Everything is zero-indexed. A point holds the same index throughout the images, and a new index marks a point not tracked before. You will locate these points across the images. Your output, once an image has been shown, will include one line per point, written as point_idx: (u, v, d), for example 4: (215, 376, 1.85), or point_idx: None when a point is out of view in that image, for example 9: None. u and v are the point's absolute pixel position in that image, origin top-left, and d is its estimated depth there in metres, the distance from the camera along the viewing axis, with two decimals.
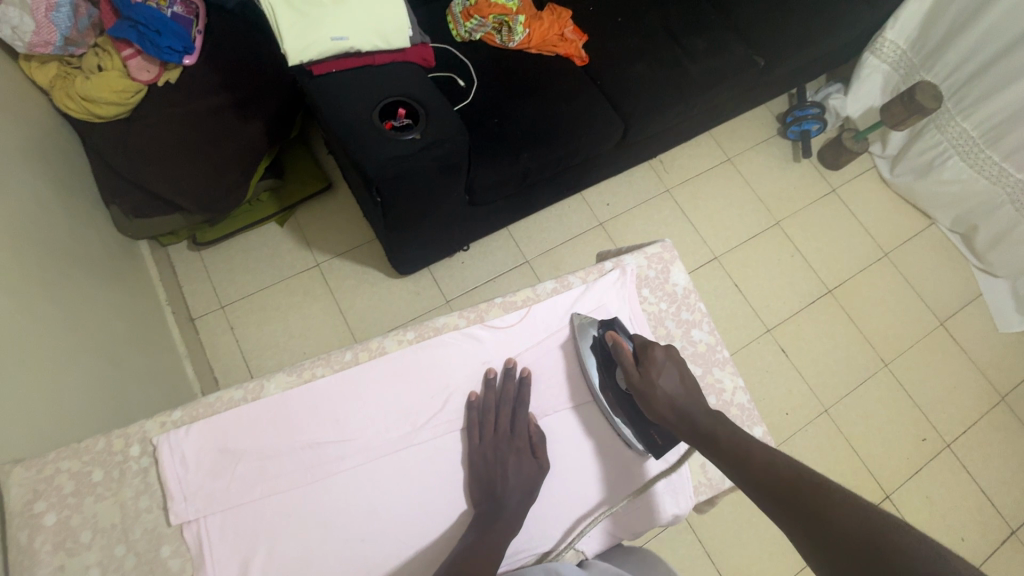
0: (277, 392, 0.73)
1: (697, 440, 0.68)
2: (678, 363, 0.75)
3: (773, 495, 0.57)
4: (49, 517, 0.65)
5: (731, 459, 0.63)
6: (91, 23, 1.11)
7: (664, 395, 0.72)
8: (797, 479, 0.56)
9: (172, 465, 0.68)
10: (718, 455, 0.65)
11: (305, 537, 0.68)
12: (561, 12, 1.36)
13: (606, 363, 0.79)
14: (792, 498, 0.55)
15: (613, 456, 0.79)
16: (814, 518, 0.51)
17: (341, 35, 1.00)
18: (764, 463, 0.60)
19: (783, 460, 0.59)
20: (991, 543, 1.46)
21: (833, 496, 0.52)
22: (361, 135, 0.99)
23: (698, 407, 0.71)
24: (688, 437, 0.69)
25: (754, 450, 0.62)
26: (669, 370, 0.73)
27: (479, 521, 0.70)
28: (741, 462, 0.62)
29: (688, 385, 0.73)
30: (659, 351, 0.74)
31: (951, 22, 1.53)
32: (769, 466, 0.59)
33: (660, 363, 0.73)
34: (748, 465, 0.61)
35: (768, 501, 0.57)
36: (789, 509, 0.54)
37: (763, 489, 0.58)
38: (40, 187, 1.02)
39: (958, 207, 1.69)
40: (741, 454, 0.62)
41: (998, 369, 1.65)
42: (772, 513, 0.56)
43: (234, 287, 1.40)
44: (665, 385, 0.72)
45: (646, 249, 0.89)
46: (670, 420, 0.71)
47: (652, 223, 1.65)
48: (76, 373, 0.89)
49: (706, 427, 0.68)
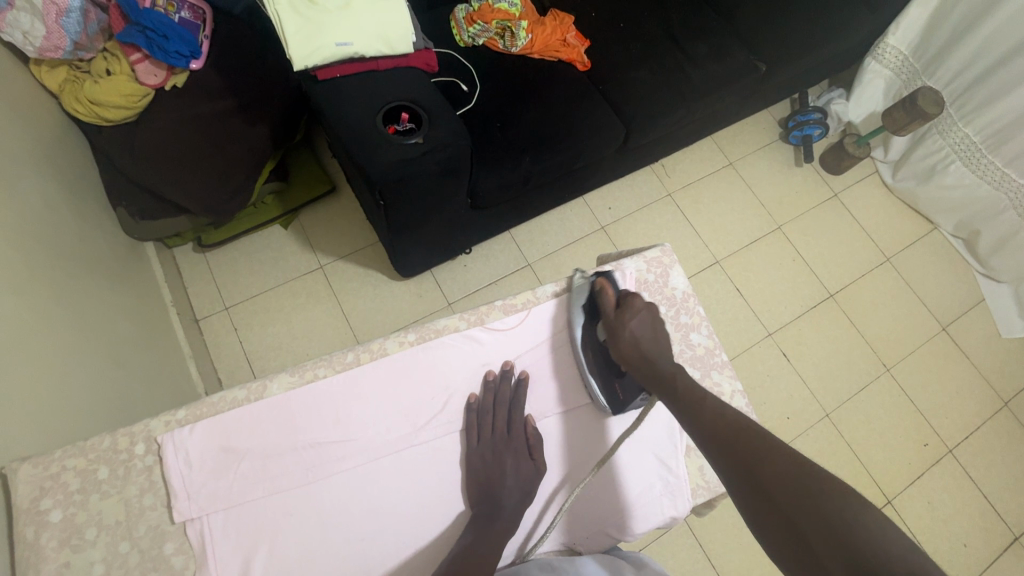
0: (280, 393, 0.74)
1: (651, 382, 0.68)
2: (654, 314, 0.74)
3: (716, 440, 0.58)
4: (55, 514, 0.66)
5: (681, 402, 0.64)
6: (100, 28, 1.12)
7: (631, 335, 0.72)
8: (742, 425, 0.58)
9: (176, 464, 0.69)
10: (671, 394, 0.65)
11: (304, 536, 0.69)
12: (564, 18, 1.37)
13: (592, 314, 0.80)
14: (736, 444, 0.56)
15: (586, 422, 0.81)
16: (753, 469, 0.54)
17: (345, 41, 1.02)
18: (711, 408, 0.61)
19: (727, 406, 0.61)
20: (993, 549, 1.45)
21: (773, 447, 0.54)
22: (364, 139, 1.01)
23: (662, 353, 0.71)
24: (646, 379, 0.69)
25: (702, 395, 0.63)
26: (644, 318, 0.73)
27: (476, 521, 0.71)
28: (689, 404, 0.63)
29: (656, 334, 0.72)
30: (641, 300, 0.74)
31: (953, 28, 1.54)
32: (716, 411, 0.60)
33: (636, 309, 0.73)
34: (696, 408, 0.62)
35: (710, 444, 0.58)
36: (730, 456, 0.56)
37: (706, 434, 0.59)
38: (48, 190, 1.04)
39: (960, 212, 1.69)
40: (691, 394, 0.64)
41: (1001, 374, 1.65)
42: (709, 453, 0.59)
43: (238, 289, 1.41)
44: (636, 327, 0.72)
45: (646, 252, 0.90)
46: (633, 362, 0.71)
47: (654, 227, 1.66)
48: (82, 373, 0.90)
49: (665, 371, 0.68)
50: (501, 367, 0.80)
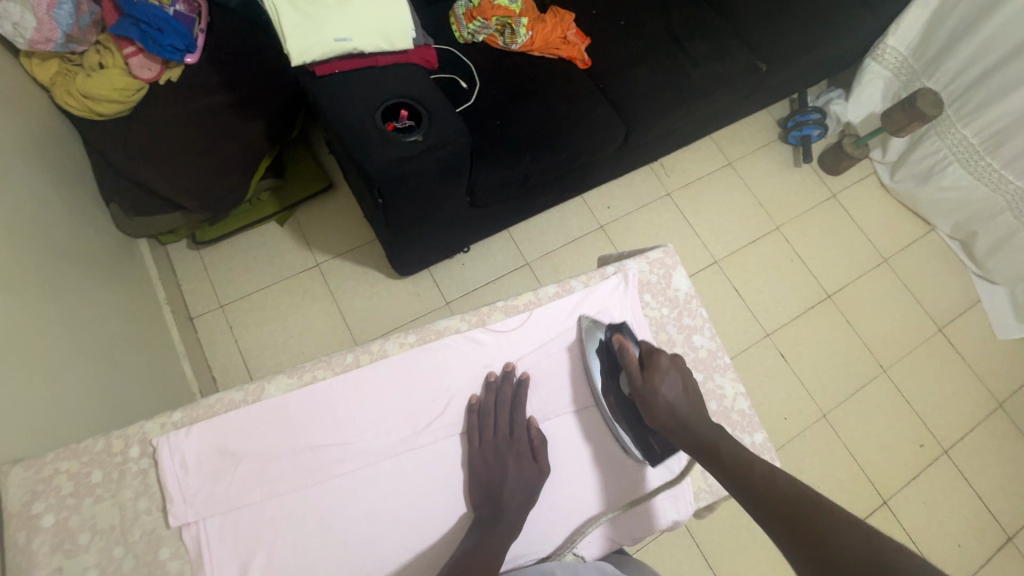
0: (278, 395, 0.73)
1: (694, 449, 0.67)
2: (682, 373, 0.73)
3: (771, 512, 0.56)
4: (47, 518, 0.64)
5: (731, 471, 0.62)
6: (92, 21, 1.10)
7: (665, 402, 0.70)
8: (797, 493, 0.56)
9: (171, 467, 0.68)
10: (717, 466, 0.64)
11: (303, 540, 0.68)
12: (564, 15, 1.36)
13: (612, 366, 0.78)
14: (793, 516, 0.54)
15: (620, 468, 0.79)
16: (812, 541, 0.51)
17: (344, 36, 1.00)
18: (763, 477, 0.59)
19: (782, 475, 0.59)
20: (988, 549, 1.46)
21: (831, 516, 0.52)
22: (363, 136, 0.99)
23: (700, 419, 0.69)
24: (687, 446, 0.68)
25: (753, 462, 0.61)
26: (672, 378, 0.71)
27: (478, 524, 0.70)
28: (739, 473, 0.61)
29: (690, 397, 0.71)
30: (664, 358, 0.73)
31: (952, 30, 1.54)
32: (768, 481, 0.59)
33: (664, 370, 0.72)
34: (748, 479, 0.60)
35: (766, 517, 0.56)
36: (788, 527, 0.54)
37: (757, 499, 0.58)
38: (39, 185, 1.02)
39: (957, 214, 1.70)
40: (737, 461, 0.62)
41: (996, 376, 1.66)
42: (765, 522, 0.57)
43: (233, 286, 1.39)
44: (667, 392, 0.71)
45: (648, 254, 0.89)
46: (669, 428, 0.69)
47: (652, 227, 1.65)
48: (74, 373, 0.88)
49: (707, 438, 0.66)
50: (503, 368, 0.79)
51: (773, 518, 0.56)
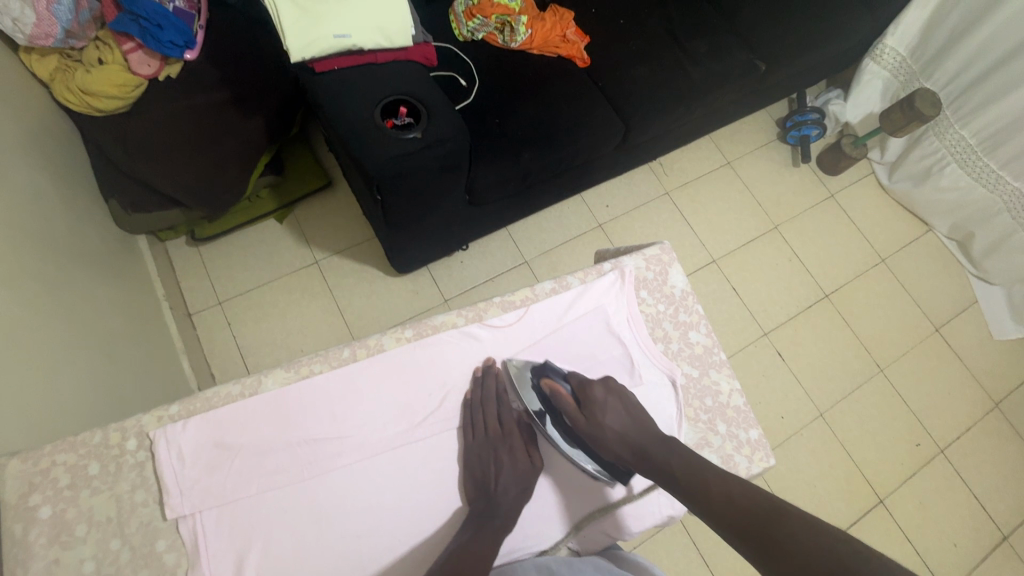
0: (275, 388, 0.73)
1: (654, 476, 0.67)
2: (619, 397, 0.74)
3: (734, 529, 0.57)
4: (44, 510, 0.65)
5: (690, 490, 0.63)
6: (92, 17, 1.10)
7: (614, 432, 0.71)
8: (757, 503, 0.57)
9: (168, 460, 0.68)
10: (674, 486, 0.64)
11: (300, 532, 0.68)
12: (563, 13, 1.36)
13: (548, 412, 0.76)
14: (756, 530, 0.55)
15: (583, 484, 0.78)
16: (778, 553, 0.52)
17: (343, 33, 1.01)
18: (721, 493, 0.60)
19: (739, 487, 0.60)
20: (983, 549, 1.47)
21: (790, 525, 0.53)
22: (361, 133, 1.00)
23: (649, 435, 0.70)
24: (644, 472, 0.68)
25: (708, 477, 0.63)
26: (612, 408, 0.72)
27: (472, 519, 0.70)
28: (697, 489, 0.62)
29: (633, 416, 0.72)
30: (598, 389, 0.73)
31: (951, 30, 1.54)
32: (727, 496, 0.60)
33: (602, 402, 0.72)
34: (708, 499, 0.61)
35: (732, 534, 0.57)
36: (754, 544, 0.55)
37: (720, 518, 0.59)
38: (38, 180, 1.02)
39: (955, 214, 1.70)
40: (693, 479, 0.63)
41: (993, 376, 1.66)
42: (732, 540, 0.58)
43: (232, 283, 1.39)
44: (612, 422, 0.71)
45: (644, 250, 0.89)
46: (624, 456, 0.70)
47: (651, 225, 1.66)
48: (71, 367, 0.88)
49: (660, 457, 0.67)
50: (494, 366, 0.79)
51: (738, 536, 0.56)
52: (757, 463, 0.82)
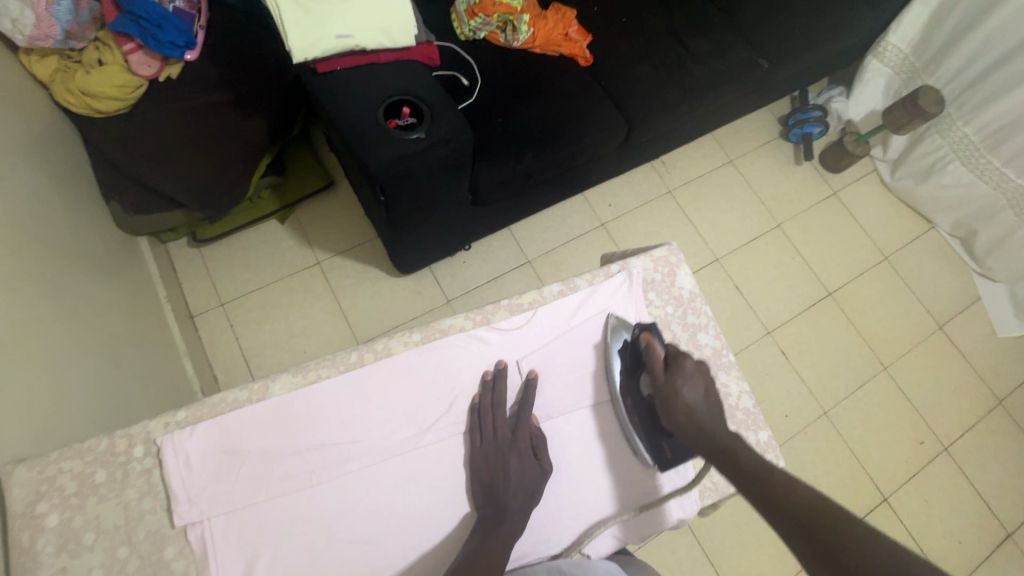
0: (282, 393, 0.73)
1: (710, 452, 0.63)
2: (706, 377, 0.70)
3: (801, 532, 0.51)
4: (51, 518, 0.64)
5: (751, 478, 0.58)
6: (92, 17, 1.09)
7: (684, 403, 0.67)
8: (826, 508, 0.52)
9: (176, 466, 0.67)
10: (735, 473, 0.59)
11: (308, 539, 0.68)
12: (566, 12, 1.35)
13: (634, 365, 0.78)
14: (818, 532, 0.50)
15: (632, 476, 0.79)
16: (849, 566, 0.47)
17: (346, 33, 1.00)
18: (787, 491, 0.54)
19: (806, 488, 0.54)
20: (987, 546, 1.47)
21: (864, 539, 0.48)
22: (364, 133, 0.99)
23: (716, 423, 0.66)
24: (701, 449, 0.64)
25: (772, 471, 0.57)
26: (695, 381, 0.68)
27: (482, 525, 0.70)
28: (759, 484, 0.57)
29: (710, 401, 0.68)
30: (690, 361, 0.70)
31: (954, 27, 1.54)
32: (793, 494, 0.54)
33: (689, 371, 0.69)
34: (770, 493, 0.55)
35: (789, 531, 0.52)
36: (818, 551, 0.49)
37: (781, 515, 0.53)
38: (38, 183, 1.01)
39: (958, 212, 1.70)
40: (757, 469, 0.58)
41: (996, 373, 1.66)
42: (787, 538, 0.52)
43: (234, 285, 1.39)
44: (688, 394, 0.68)
45: (652, 251, 0.88)
46: (685, 429, 0.66)
47: (654, 224, 1.65)
48: (75, 372, 0.88)
49: (727, 441, 0.63)
50: (522, 376, 0.78)
51: (797, 534, 0.51)
52: None
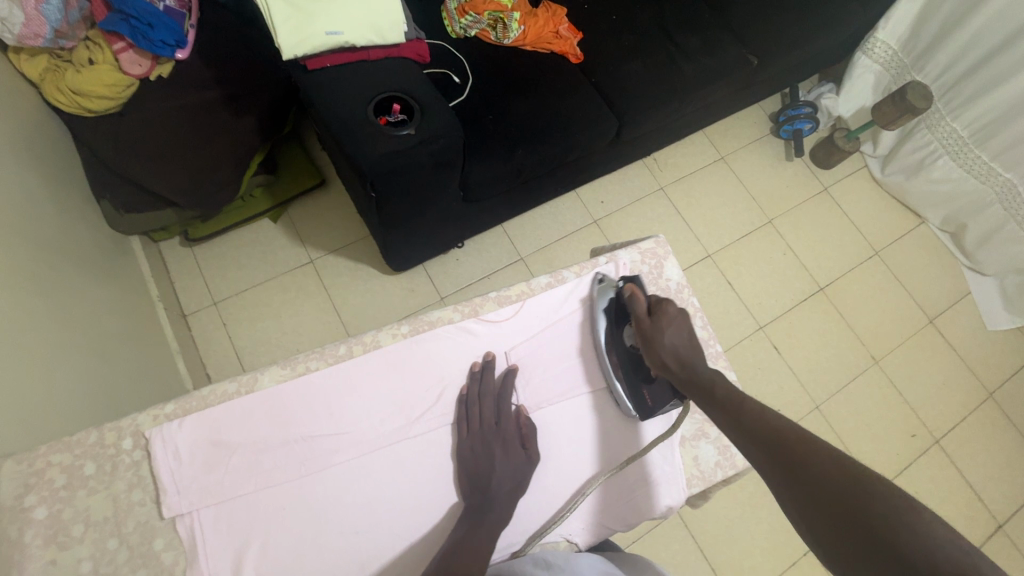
0: (271, 385, 0.73)
1: (692, 390, 0.66)
2: (690, 321, 0.71)
3: (761, 449, 0.54)
4: (40, 511, 0.64)
5: (727, 406, 0.60)
6: (81, 16, 1.09)
7: (669, 346, 0.69)
8: (788, 429, 0.54)
9: (165, 458, 0.68)
10: (709, 401, 0.62)
11: (298, 531, 0.68)
12: (556, 9, 1.36)
13: (619, 318, 0.79)
14: (779, 449, 0.53)
15: (614, 428, 0.81)
16: (802, 477, 0.50)
17: (335, 30, 1.00)
18: (754, 413, 0.57)
19: (771, 412, 0.57)
20: (979, 537, 1.48)
21: (820, 456, 0.50)
22: (353, 130, 0.99)
23: (701, 361, 0.68)
24: (686, 387, 0.67)
25: (742, 397, 0.60)
26: (680, 325, 0.70)
27: (468, 515, 0.70)
28: (728, 408, 0.60)
29: (693, 341, 0.70)
30: (674, 307, 0.71)
31: (941, 22, 1.55)
32: (758, 416, 0.57)
33: (672, 316, 0.70)
34: (736, 414, 0.58)
35: (752, 449, 0.55)
36: (776, 465, 0.52)
37: (747, 436, 0.56)
38: (27, 179, 1.01)
39: (947, 206, 1.71)
40: (728, 395, 0.61)
41: (987, 366, 1.67)
42: (753, 457, 0.55)
43: (227, 283, 1.39)
44: (672, 336, 0.69)
45: (640, 243, 0.89)
46: (669, 369, 0.69)
47: (647, 221, 1.66)
48: (66, 369, 0.88)
49: (704, 375, 0.65)
50: (504, 368, 0.79)
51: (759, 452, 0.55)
52: None
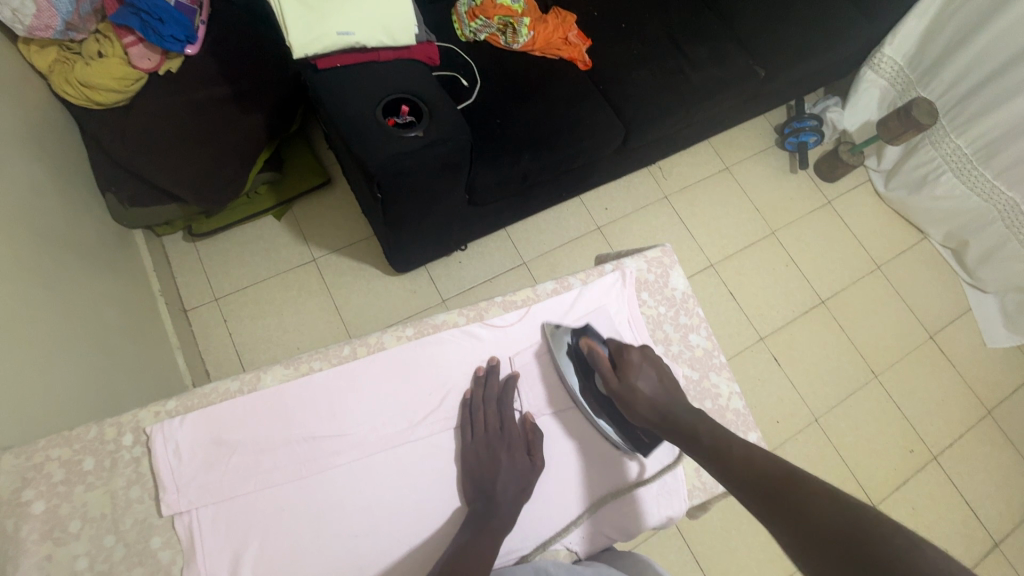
0: (274, 385, 0.73)
1: (676, 437, 0.69)
2: (654, 364, 0.76)
3: (754, 489, 0.57)
4: (38, 505, 0.64)
5: (712, 454, 0.63)
6: (93, 9, 1.09)
7: (645, 398, 0.72)
8: (779, 470, 0.57)
9: (164, 456, 0.67)
10: (698, 448, 0.65)
11: (296, 532, 0.68)
12: (566, 16, 1.37)
13: (585, 370, 0.79)
14: (769, 487, 0.55)
15: (603, 459, 0.79)
16: (791, 507, 0.51)
17: (347, 30, 1.00)
18: (743, 458, 0.60)
19: (761, 455, 0.60)
20: (975, 555, 1.47)
21: (807, 489, 0.52)
22: (362, 130, 0.99)
23: (678, 401, 0.72)
24: (666, 432, 0.70)
25: (732, 443, 0.63)
26: (647, 371, 0.74)
27: (472, 519, 0.69)
28: (718, 455, 0.63)
29: (665, 382, 0.74)
30: (636, 354, 0.75)
31: (948, 40, 1.56)
32: (747, 459, 0.60)
33: (637, 365, 0.74)
34: (725, 461, 0.61)
35: (747, 492, 0.57)
36: (767, 502, 0.54)
37: (739, 481, 0.59)
38: (32, 170, 1.00)
39: (950, 223, 1.72)
40: (717, 441, 0.64)
41: (985, 383, 1.67)
42: (749, 501, 0.57)
43: (229, 279, 1.39)
44: (643, 385, 0.73)
45: (646, 252, 0.89)
46: (654, 422, 0.71)
47: (650, 228, 1.66)
48: (66, 362, 0.88)
49: (685, 421, 0.69)
50: (508, 373, 0.79)
51: (751, 494, 0.57)
52: None
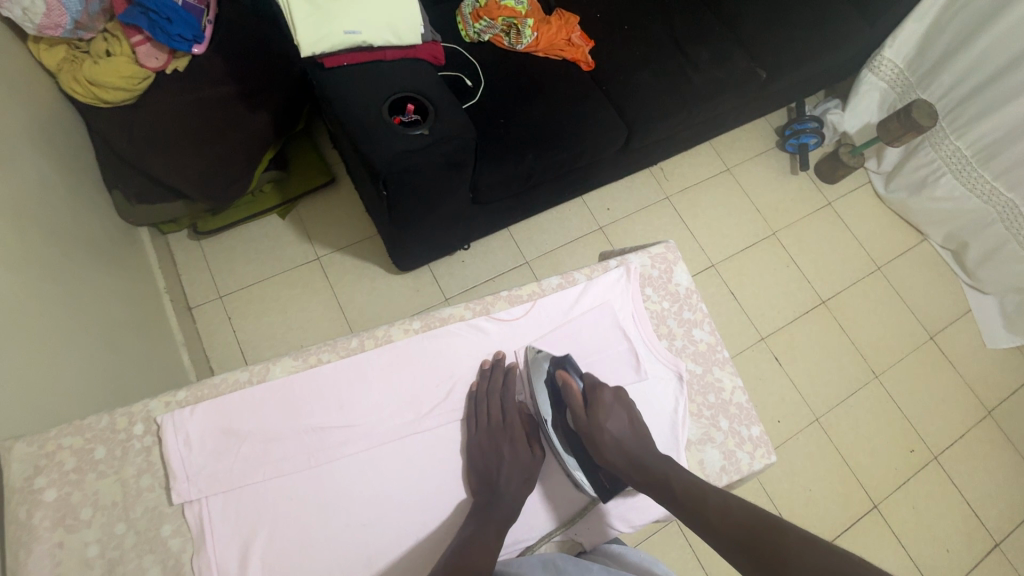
0: (283, 376, 0.74)
1: (648, 487, 0.66)
2: (625, 405, 0.74)
3: (736, 546, 0.55)
4: (50, 493, 0.65)
5: (688, 508, 0.61)
6: (102, 8, 1.09)
7: (612, 438, 0.70)
8: (756, 519, 0.56)
9: (175, 445, 0.68)
10: (670, 500, 0.63)
11: (306, 520, 0.69)
12: (569, 18, 1.38)
13: (556, 403, 0.76)
14: (751, 543, 0.54)
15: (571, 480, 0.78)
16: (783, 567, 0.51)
17: (354, 29, 1.02)
18: (718, 510, 0.59)
19: (737, 503, 0.59)
20: (976, 555, 1.48)
21: (792, 541, 0.52)
22: (369, 128, 1.00)
23: (648, 449, 0.70)
24: (638, 483, 0.67)
25: (706, 492, 0.62)
26: (616, 413, 0.72)
27: (478, 512, 0.70)
28: (693, 506, 0.61)
29: (634, 428, 0.72)
30: (608, 394, 0.74)
31: (948, 43, 1.57)
32: (723, 511, 0.59)
33: (608, 406, 0.73)
34: (703, 514, 0.60)
35: (728, 547, 0.56)
36: (753, 560, 0.53)
37: (718, 535, 0.57)
38: (42, 167, 1.01)
39: (949, 224, 1.73)
40: (689, 491, 0.63)
41: (985, 384, 1.68)
42: (732, 557, 0.56)
43: (234, 277, 1.39)
44: (612, 428, 0.71)
45: (650, 248, 0.90)
46: (620, 466, 0.69)
47: (652, 228, 1.67)
48: (75, 355, 0.89)
49: (654, 470, 0.67)
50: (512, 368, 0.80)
51: (734, 549, 0.56)
52: (758, 459, 0.82)
